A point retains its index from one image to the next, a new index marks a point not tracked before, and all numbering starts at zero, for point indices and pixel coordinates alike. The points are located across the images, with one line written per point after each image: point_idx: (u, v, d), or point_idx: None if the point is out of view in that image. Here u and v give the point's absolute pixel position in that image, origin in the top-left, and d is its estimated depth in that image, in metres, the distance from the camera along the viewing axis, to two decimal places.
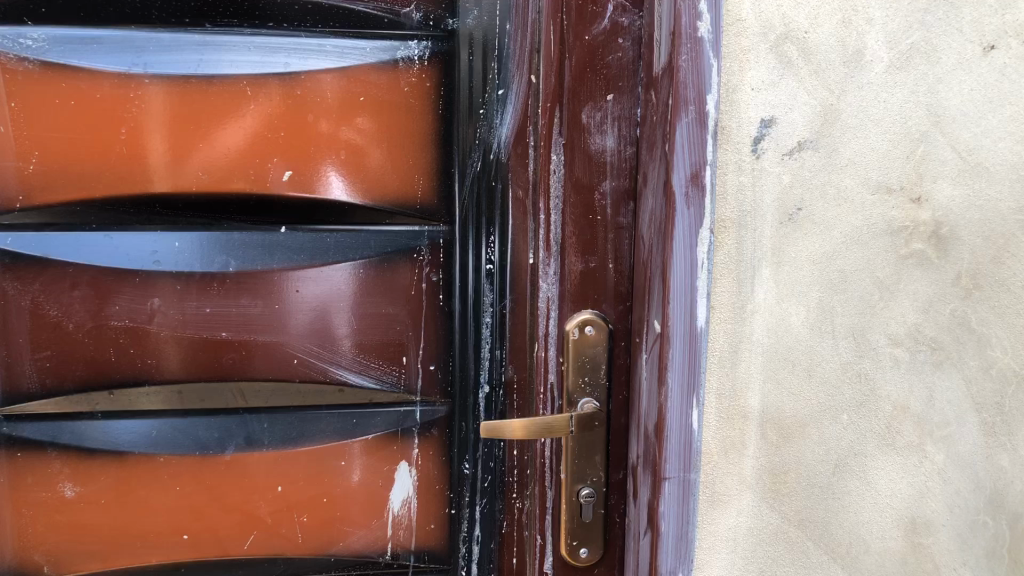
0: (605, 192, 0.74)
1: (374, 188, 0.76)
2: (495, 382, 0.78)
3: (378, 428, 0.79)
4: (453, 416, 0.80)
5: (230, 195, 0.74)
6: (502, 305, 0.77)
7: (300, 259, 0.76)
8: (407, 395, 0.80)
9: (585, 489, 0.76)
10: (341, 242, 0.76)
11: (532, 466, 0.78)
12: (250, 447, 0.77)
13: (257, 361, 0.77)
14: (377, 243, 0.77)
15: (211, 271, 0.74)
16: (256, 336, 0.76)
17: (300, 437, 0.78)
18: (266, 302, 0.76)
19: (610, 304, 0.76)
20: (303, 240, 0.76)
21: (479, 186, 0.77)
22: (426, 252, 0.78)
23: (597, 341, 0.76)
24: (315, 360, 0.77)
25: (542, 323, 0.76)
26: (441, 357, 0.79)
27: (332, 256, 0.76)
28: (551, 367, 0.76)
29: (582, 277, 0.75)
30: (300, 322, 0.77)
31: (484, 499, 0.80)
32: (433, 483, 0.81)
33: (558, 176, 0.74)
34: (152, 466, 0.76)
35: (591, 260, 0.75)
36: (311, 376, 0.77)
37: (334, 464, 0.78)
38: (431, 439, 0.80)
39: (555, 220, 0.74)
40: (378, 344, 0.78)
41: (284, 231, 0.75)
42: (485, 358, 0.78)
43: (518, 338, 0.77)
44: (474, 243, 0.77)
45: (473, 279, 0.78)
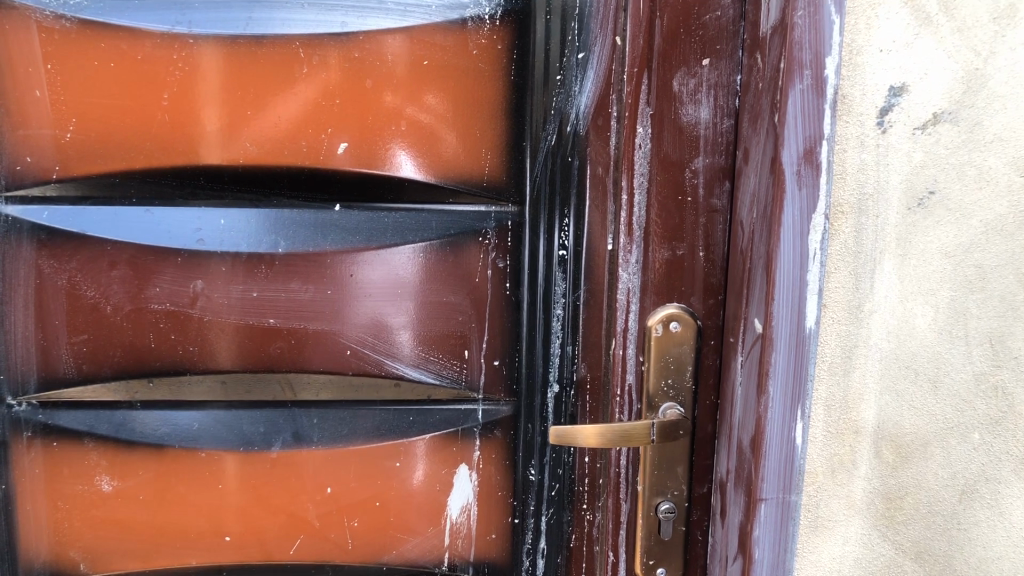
0: (698, 169, 0.66)
1: (437, 162, 0.69)
2: (566, 381, 0.71)
3: (436, 427, 0.72)
4: (518, 417, 0.73)
5: (280, 168, 0.68)
6: (575, 297, 0.69)
7: (355, 240, 0.69)
8: (468, 393, 0.72)
9: (665, 503, 0.68)
10: (400, 223, 0.69)
11: (605, 474, 0.70)
12: (298, 444, 0.70)
13: (306, 351, 0.70)
14: (438, 224, 0.70)
15: (259, 251, 0.68)
16: (307, 324, 0.70)
17: (353, 435, 0.71)
18: (318, 286, 0.69)
19: (699, 298, 0.68)
20: (359, 220, 0.69)
21: (554, 163, 0.69)
22: (493, 234, 0.71)
23: (681, 339, 0.67)
24: (370, 351, 0.71)
25: (622, 318, 0.67)
26: (507, 351, 0.72)
27: (390, 238, 0.69)
28: (630, 366, 0.68)
29: (668, 266, 0.67)
30: (356, 309, 0.70)
31: (551, 509, 0.73)
32: (494, 489, 0.74)
33: (647, 151, 0.65)
34: (194, 461, 0.70)
35: (680, 247, 0.67)
36: (365, 368, 0.71)
37: (389, 466, 0.72)
38: (494, 441, 0.73)
39: (639, 200, 0.65)
40: (438, 335, 0.71)
41: (338, 209, 0.68)
42: (555, 355, 0.71)
43: (593, 332, 0.69)
44: (547, 227, 0.70)
45: (543, 267, 0.70)
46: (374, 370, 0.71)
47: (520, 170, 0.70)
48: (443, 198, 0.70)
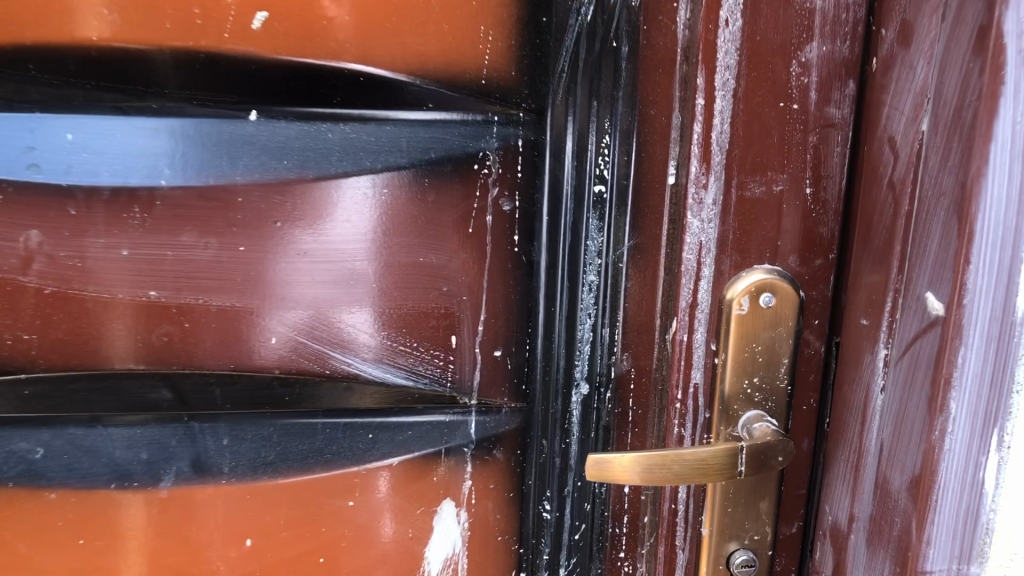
0: (811, 61, 0.43)
1: (412, 52, 0.43)
2: (599, 377, 0.49)
3: (408, 449, 0.48)
4: (529, 429, 0.50)
5: (160, 52, 0.41)
6: (616, 257, 0.48)
7: (282, 168, 0.44)
8: (457, 399, 0.49)
9: (743, 557, 0.47)
10: (351, 140, 0.44)
11: (651, 512, 0.49)
12: (201, 477, 0.46)
13: (208, 339, 0.46)
14: (410, 142, 0.45)
15: (129, 183, 0.43)
16: (209, 298, 0.46)
17: (281, 464, 0.47)
18: (222, 240, 0.45)
19: (797, 256, 0.45)
20: (286, 135, 0.43)
21: (590, 51, 0.45)
22: (494, 160, 0.46)
23: (777, 319, 0.45)
24: (306, 339, 0.47)
25: (687, 289, 0.46)
26: (512, 336, 0.49)
27: (336, 166, 0.44)
28: (697, 361, 0.47)
29: (755, 208, 0.44)
30: (286, 277, 0.46)
31: (573, 559, 0.52)
32: (492, 532, 0.52)
33: (738, 29, 0.42)
34: (36, 509, 0.46)
35: (780, 180, 0.44)
36: (303, 367, 0.47)
37: (340, 506, 0.49)
38: (492, 466, 0.50)
39: (721, 107, 0.43)
40: (412, 315, 0.48)
41: (255, 117, 0.43)
42: (584, 342, 0.49)
43: (639, 311, 0.48)
44: (575, 152, 0.46)
45: (570, 211, 0.47)
46: (314, 367, 0.48)
47: (546, 59, 0.45)
48: (417, 102, 0.44)
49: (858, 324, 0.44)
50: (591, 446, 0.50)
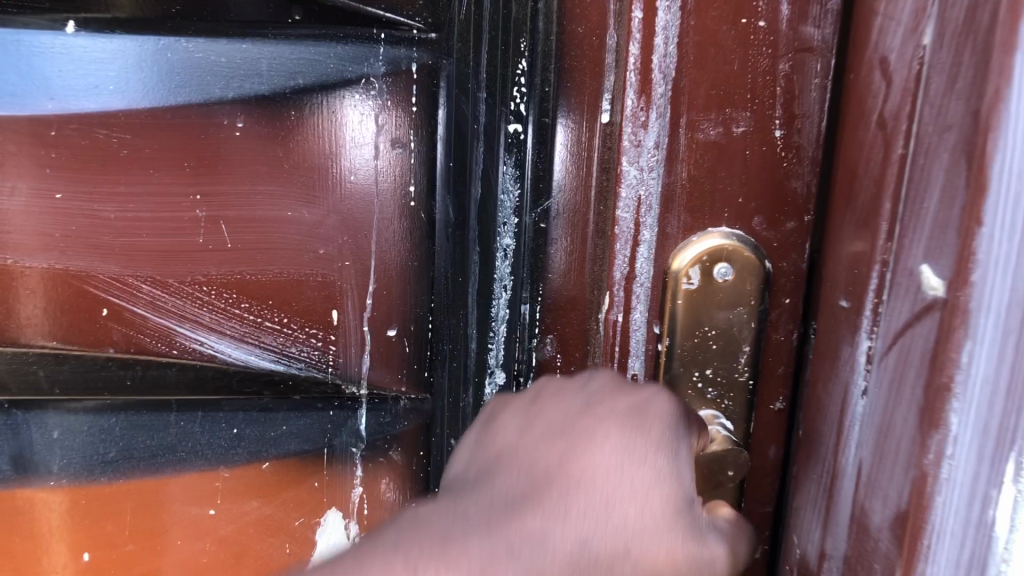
0: None
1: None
2: (518, 367, 0.39)
3: (280, 448, 0.40)
4: (431, 426, 0.40)
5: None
6: (538, 215, 0.37)
7: (107, 94, 0.34)
8: (339, 386, 0.40)
9: None
10: (191, 59, 0.34)
11: None
12: (22, 477, 0.38)
13: (24, 312, 0.36)
14: (269, 65, 0.35)
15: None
16: (23, 260, 0.36)
17: (124, 462, 0.39)
18: (33, 184, 0.35)
19: (765, 217, 0.35)
20: (110, 52, 0.34)
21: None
22: (382, 89, 0.36)
23: (738, 295, 0.36)
24: (144, 311, 0.37)
25: (622, 257, 0.36)
26: (411, 312, 0.39)
27: (174, 92, 0.35)
28: (637, 347, 0.37)
29: (712, 154, 0.35)
30: (115, 231, 0.36)
31: None
32: None
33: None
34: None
35: (741, 119, 0.34)
36: (145, 346, 0.38)
37: (198, 514, 0.40)
38: (388, 469, 0.41)
39: (666, 23, 0.33)
40: (280, 286, 0.38)
41: (74, 30, 0.33)
42: (496, 321, 0.39)
43: (569, 286, 0.38)
44: (489, 77, 0.36)
45: (480, 154, 0.37)
46: (159, 347, 0.38)
47: None
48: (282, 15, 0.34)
49: (838, 307, 0.32)
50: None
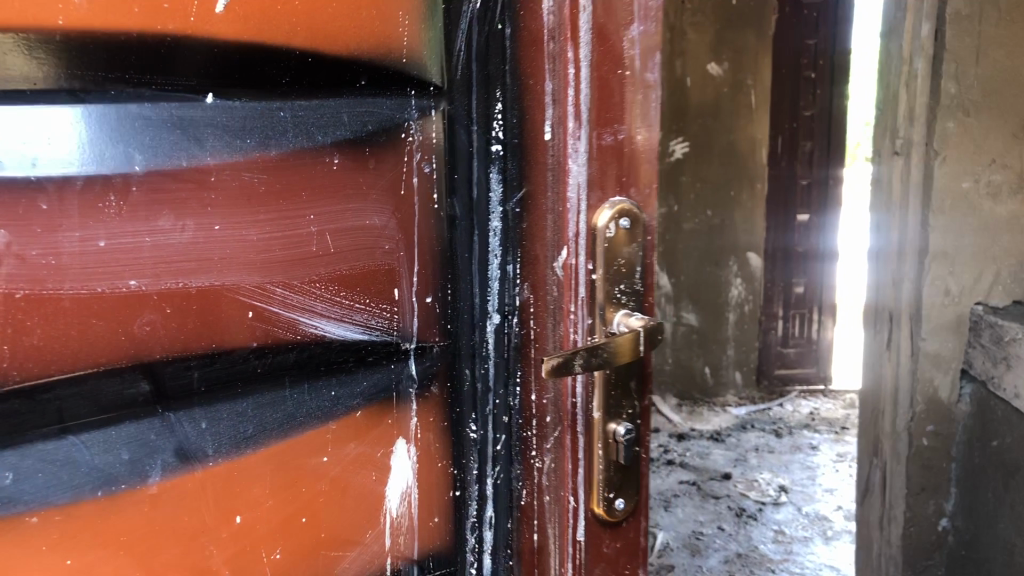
0: (634, 39, 0.62)
1: (311, 33, 0.59)
2: (506, 307, 0.71)
3: (362, 395, 0.67)
4: (456, 357, 0.71)
5: (135, 35, 0.53)
6: (511, 205, 0.68)
7: (240, 144, 0.58)
8: (397, 343, 0.68)
9: (622, 425, 0.65)
10: (300, 118, 0.60)
11: (558, 408, 0.67)
12: (186, 463, 0.60)
13: (188, 323, 0.59)
14: (350, 116, 0.62)
15: (104, 173, 0.54)
16: (190, 282, 0.58)
17: (259, 433, 0.63)
18: (198, 221, 0.58)
19: (638, 189, 0.64)
20: (242, 116, 0.58)
21: (484, 33, 0.66)
22: (416, 129, 0.65)
23: (631, 237, 0.63)
24: (278, 307, 0.62)
25: (573, 220, 0.62)
26: (439, 283, 0.69)
27: (291, 139, 0.60)
28: (581, 277, 0.63)
29: (610, 151, 0.63)
30: (253, 248, 0.60)
31: (498, 467, 0.74)
32: (434, 458, 0.72)
33: (586, 12, 0.60)
34: (25, 532, 0.54)
35: (621, 130, 0.63)
36: (278, 334, 0.62)
37: (313, 463, 0.65)
38: (430, 401, 0.70)
39: (585, 74, 0.61)
40: (359, 273, 0.65)
41: (212, 100, 0.57)
42: (496, 276, 0.70)
43: (535, 244, 0.67)
44: (481, 120, 0.67)
45: (479, 170, 0.68)
46: (286, 333, 0.63)
47: (448, 43, 0.65)
48: (353, 85, 0.62)
49: None
50: (500, 355, 0.72)
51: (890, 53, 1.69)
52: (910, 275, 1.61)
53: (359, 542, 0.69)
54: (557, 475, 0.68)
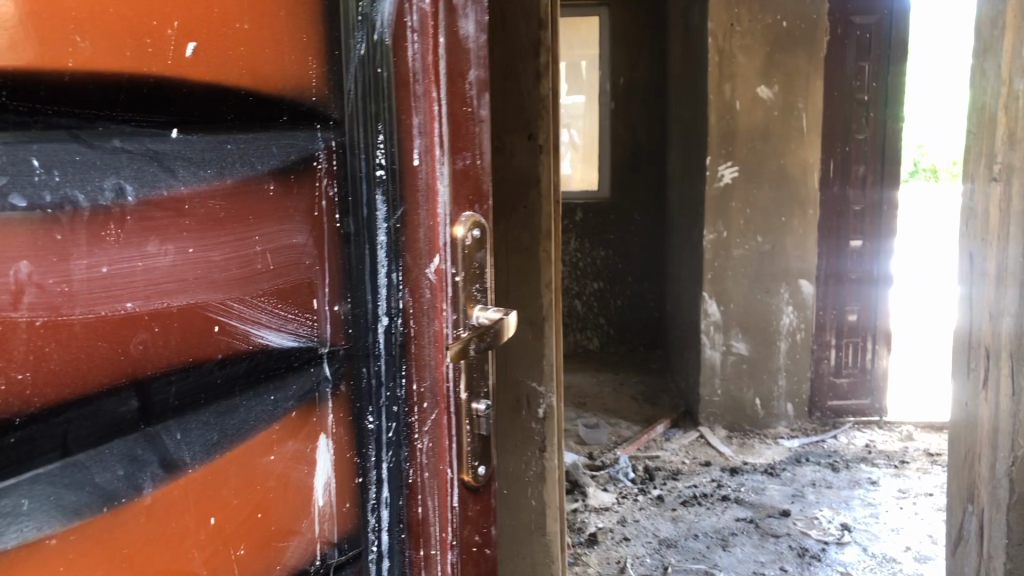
0: (473, 81, 0.82)
1: (253, 73, 0.65)
2: (393, 311, 0.76)
3: (293, 396, 0.72)
4: (358, 360, 0.77)
5: (126, 77, 0.56)
6: (394, 218, 0.75)
7: (205, 174, 0.63)
8: (316, 348, 0.74)
9: (482, 404, 0.83)
10: (243, 151, 0.66)
11: (432, 395, 0.79)
12: (171, 471, 0.61)
13: (172, 339, 0.61)
14: (277, 147, 0.69)
15: (105, 205, 0.56)
16: (171, 301, 0.61)
17: (224, 439, 0.66)
18: (176, 245, 0.61)
19: (480, 207, 0.83)
20: (203, 148, 0.63)
21: (363, 73, 0.72)
22: (323, 160, 0.72)
23: (480, 243, 0.82)
24: (236, 321, 0.66)
25: (444, 231, 0.78)
26: (342, 294, 0.75)
27: (236, 168, 0.65)
28: (449, 279, 0.78)
29: (458, 175, 0.80)
30: (219, 265, 0.64)
31: (390, 452, 0.78)
32: (345, 448, 0.77)
33: (441, 59, 0.76)
34: (45, 557, 0.54)
35: (466, 157, 0.82)
36: (236, 345, 0.66)
37: (263, 462, 0.69)
38: (340, 398, 0.76)
39: (438, 109, 0.77)
40: (290, 287, 0.71)
41: (176, 134, 0.61)
42: (383, 284, 0.76)
43: (414, 245, 0.76)
44: (366, 146, 0.73)
45: (365, 188, 0.74)
46: (244, 344, 0.67)
47: (339, 83, 0.72)
48: (274, 121, 0.68)
49: None
50: (398, 355, 0.77)
51: (986, 75, 1.71)
52: (1011, 308, 1.62)
53: (297, 532, 0.73)
54: (431, 455, 0.80)
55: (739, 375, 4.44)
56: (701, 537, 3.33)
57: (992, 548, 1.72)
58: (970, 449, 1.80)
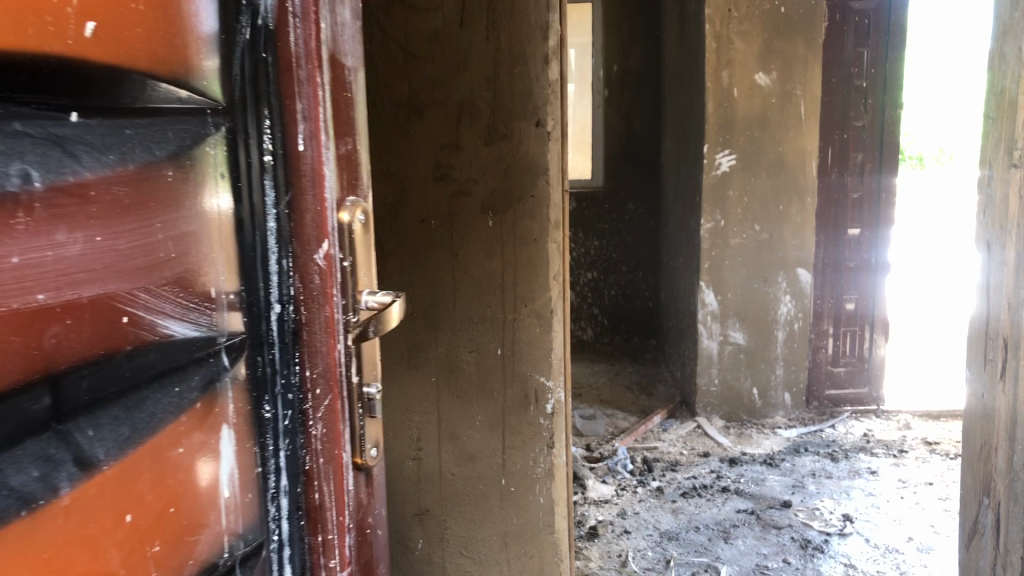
0: (352, 67, 0.84)
1: (153, 58, 0.61)
2: (286, 298, 0.75)
3: (196, 387, 0.68)
4: (253, 349, 0.74)
5: (28, 55, 0.51)
6: (281, 203, 0.74)
7: (108, 160, 0.58)
8: (215, 339, 0.69)
9: (372, 387, 0.87)
10: (140, 135, 0.61)
11: (324, 382, 0.79)
12: (86, 473, 0.57)
13: (83, 334, 0.56)
14: (173, 133, 0.64)
15: (12, 192, 0.51)
16: (82, 291, 0.56)
17: (135, 435, 0.62)
18: (85, 234, 0.56)
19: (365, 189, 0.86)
20: (103, 132, 0.58)
21: (249, 58, 0.70)
22: (214, 143, 0.68)
23: (367, 226, 0.83)
24: (143, 311, 0.62)
25: (332, 217, 0.78)
26: (241, 282, 0.71)
27: (135, 151, 0.61)
28: (339, 266, 0.79)
29: (343, 160, 0.82)
30: (125, 253, 0.60)
31: (286, 440, 0.78)
32: (246, 438, 0.74)
33: (322, 45, 0.77)
34: None
35: (348, 143, 0.83)
36: (143, 337, 0.62)
37: (173, 454, 0.66)
38: (240, 388, 0.73)
39: (322, 95, 0.77)
40: (191, 276, 0.66)
41: (74, 118, 0.55)
42: (274, 272, 0.74)
43: (303, 232, 0.75)
44: (254, 131, 0.71)
45: (249, 175, 0.72)
46: (150, 335, 0.63)
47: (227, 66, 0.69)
48: (168, 105, 0.64)
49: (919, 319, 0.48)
50: (291, 342, 0.76)
51: (1005, 57, 1.69)
52: None
53: (206, 525, 0.70)
54: (325, 443, 0.81)
55: (736, 365, 4.41)
56: (703, 530, 3.31)
57: (1010, 542, 1.70)
58: (986, 440, 1.77)
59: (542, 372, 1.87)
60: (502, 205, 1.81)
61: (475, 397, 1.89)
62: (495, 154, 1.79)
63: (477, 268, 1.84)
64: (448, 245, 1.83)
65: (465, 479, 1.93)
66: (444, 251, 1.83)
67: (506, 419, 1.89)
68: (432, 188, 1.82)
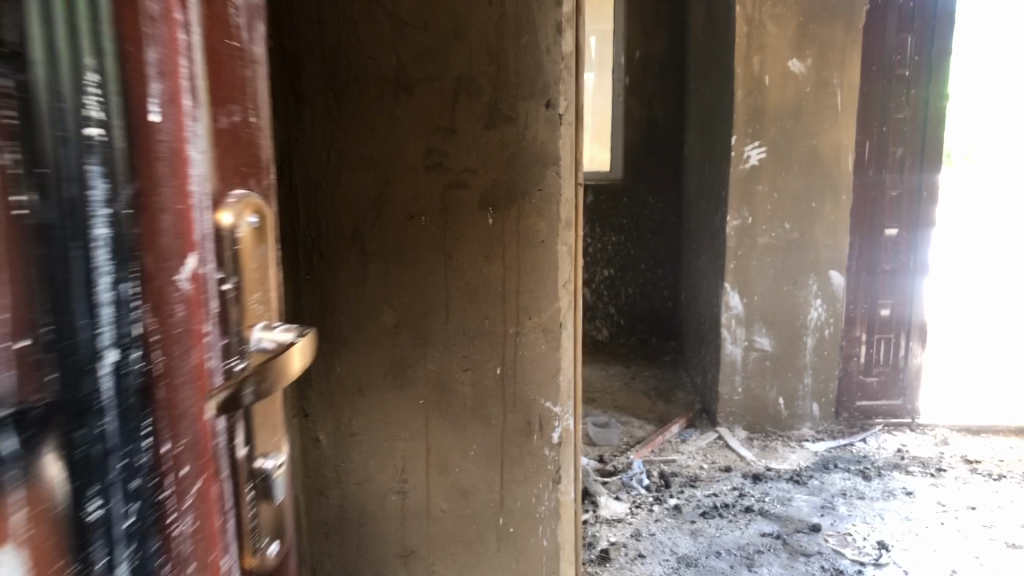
0: (239, 12, 0.66)
1: None
2: (126, 340, 0.53)
3: None
4: (69, 421, 0.48)
5: None
6: (115, 199, 0.51)
7: None
8: None
9: (263, 459, 0.71)
10: None
11: (189, 454, 0.59)
12: None
13: None
14: None
15: None
16: None
17: None
18: None
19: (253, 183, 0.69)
20: None
21: None
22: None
23: (261, 234, 0.69)
24: None
25: (204, 223, 0.60)
26: (49, 316, 0.47)
27: None
28: (216, 292, 0.62)
29: (223, 137, 0.63)
30: None
31: (131, 548, 0.54)
32: (50, 563, 0.47)
33: None
34: None
35: (234, 113, 0.65)
36: None
37: None
38: (38, 486, 0.46)
39: (190, 45, 0.57)
40: None
41: None
42: (105, 302, 0.50)
43: (154, 241, 0.54)
44: (71, 86, 0.47)
45: (69, 152, 0.47)
46: None
47: None
48: None
49: None
50: (132, 402, 0.53)
51: None
52: None
53: None
54: (194, 538, 0.61)
55: (762, 372, 4.13)
56: (725, 555, 3.03)
57: None
58: None
59: (548, 395, 1.62)
60: (505, 199, 1.55)
61: (470, 422, 1.62)
62: (497, 140, 1.53)
63: (475, 273, 1.57)
64: (441, 246, 1.56)
65: (457, 517, 1.67)
66: (437, 253, 1.57)
67: (504, 449, 1.63)
68: (424, 180, 1.54)
